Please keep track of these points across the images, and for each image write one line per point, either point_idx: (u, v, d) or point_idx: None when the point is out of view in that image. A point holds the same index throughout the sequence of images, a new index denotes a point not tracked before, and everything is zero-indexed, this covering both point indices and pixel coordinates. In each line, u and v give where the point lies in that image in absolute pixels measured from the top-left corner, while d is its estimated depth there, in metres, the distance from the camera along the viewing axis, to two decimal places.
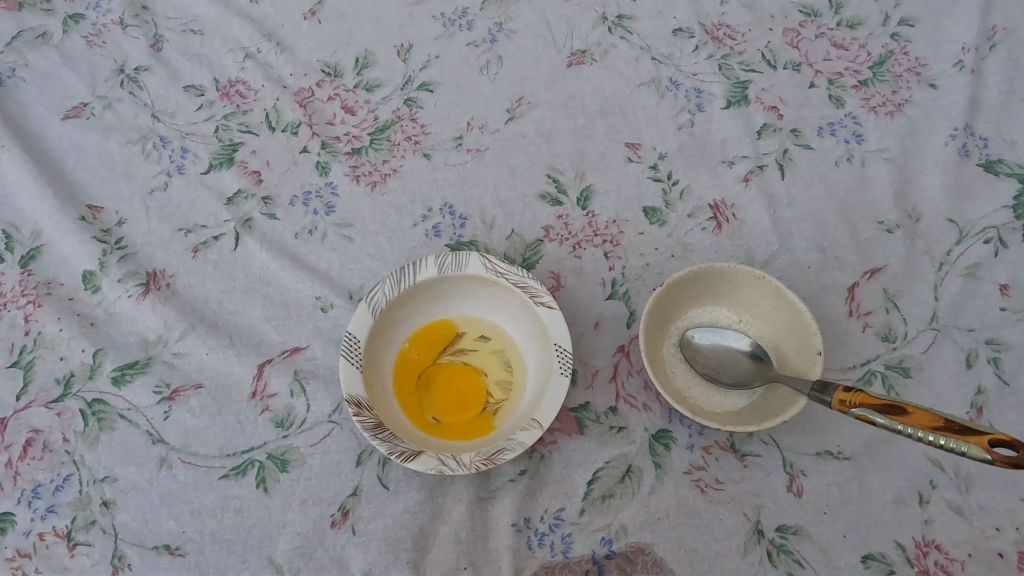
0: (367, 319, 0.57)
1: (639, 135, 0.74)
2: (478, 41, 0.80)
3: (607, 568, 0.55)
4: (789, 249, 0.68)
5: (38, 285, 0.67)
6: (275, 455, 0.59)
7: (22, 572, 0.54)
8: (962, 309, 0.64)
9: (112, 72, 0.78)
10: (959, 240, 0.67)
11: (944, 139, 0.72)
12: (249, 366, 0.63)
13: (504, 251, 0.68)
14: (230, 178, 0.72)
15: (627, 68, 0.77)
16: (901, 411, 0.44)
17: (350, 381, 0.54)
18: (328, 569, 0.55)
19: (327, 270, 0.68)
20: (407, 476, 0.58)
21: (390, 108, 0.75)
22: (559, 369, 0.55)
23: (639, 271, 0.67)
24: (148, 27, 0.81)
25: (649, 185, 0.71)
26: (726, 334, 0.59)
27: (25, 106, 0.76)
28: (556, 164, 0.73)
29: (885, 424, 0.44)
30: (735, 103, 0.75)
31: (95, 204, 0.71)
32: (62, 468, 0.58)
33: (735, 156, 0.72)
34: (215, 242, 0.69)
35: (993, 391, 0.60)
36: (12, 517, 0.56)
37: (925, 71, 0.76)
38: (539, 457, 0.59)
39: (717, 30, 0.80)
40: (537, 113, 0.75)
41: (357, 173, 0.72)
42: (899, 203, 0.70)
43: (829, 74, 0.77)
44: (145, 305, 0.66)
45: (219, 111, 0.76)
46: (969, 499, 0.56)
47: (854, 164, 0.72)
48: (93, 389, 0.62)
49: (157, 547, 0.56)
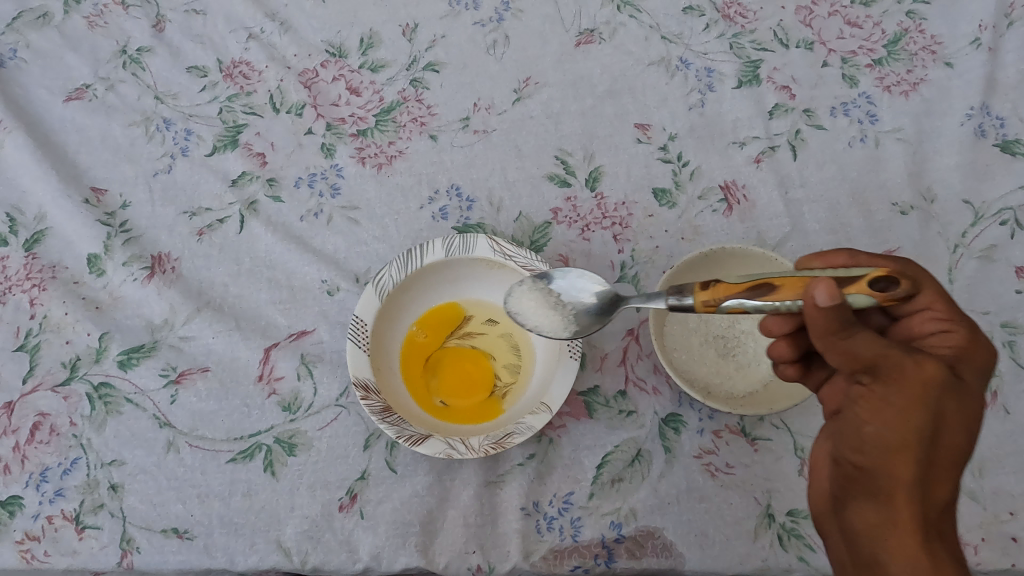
0: (373, 303, 0.56)
1: (648, 116, 0.72)
2: (484, 21, 0.78)
3: (616, 553, 0.55)
4: (801, 231, 0.67)
5: (43, 269, 0.66)
6: (282, 439, 0.59)
7: (31, 555, 0.55)
8: (976, 292, 0.63)
9: (114, 54, 0.77)
10: (974, 222, 0.66)
11: (960, 119, 0.71)
12: (256, 350, 0.63)
13: (512, 233, 0.67)
14: (234, 161, 0.71)
15: (636, 47, 0.76)
16: (770, 288, 0.42)
17: (358, 364, 0.54)
18: (337, 552, 0.55)
19: (334, 253, 0.67)
20: (414, 460, 0.58)
21: (395, 88, 0.74)
22: (569, 353, 0.54)
23: (649, 254, 0.66)
24: (150, 7, 0.79)
25: (659, 167, 0.70)
26: (574, 287, 0.52)
27: (27, 88, 0.75)
28: (564, 145, 0.71)
29: (759, 307, 0.42)
30: (747, 83, 0.73)
31: (99, 187, 0.71)
32: (69, 452, 0.58)
33: (746, 137, 0.71)
34: (219, 226, 0.68)
35: (1008, 374, 0.61)
36: (21, 501, 0.56)
37: (941, 49, 0.74)
38: (547, 441, 0.59)
39: (728, 7, 0.77)
40: (545, 93, 0.74)
41: (363, 155, 0.71)
42: (914, 184, 0.69)
43: (842, 53, 0.75)
44: (151, 289, 0.65)
45: (222, 93, 0.74)
46: (982, 484, 0.57)
47: (868, 145, 0.71)
48: (100, 373, 0.62)
49: (165, 530, 0.56)
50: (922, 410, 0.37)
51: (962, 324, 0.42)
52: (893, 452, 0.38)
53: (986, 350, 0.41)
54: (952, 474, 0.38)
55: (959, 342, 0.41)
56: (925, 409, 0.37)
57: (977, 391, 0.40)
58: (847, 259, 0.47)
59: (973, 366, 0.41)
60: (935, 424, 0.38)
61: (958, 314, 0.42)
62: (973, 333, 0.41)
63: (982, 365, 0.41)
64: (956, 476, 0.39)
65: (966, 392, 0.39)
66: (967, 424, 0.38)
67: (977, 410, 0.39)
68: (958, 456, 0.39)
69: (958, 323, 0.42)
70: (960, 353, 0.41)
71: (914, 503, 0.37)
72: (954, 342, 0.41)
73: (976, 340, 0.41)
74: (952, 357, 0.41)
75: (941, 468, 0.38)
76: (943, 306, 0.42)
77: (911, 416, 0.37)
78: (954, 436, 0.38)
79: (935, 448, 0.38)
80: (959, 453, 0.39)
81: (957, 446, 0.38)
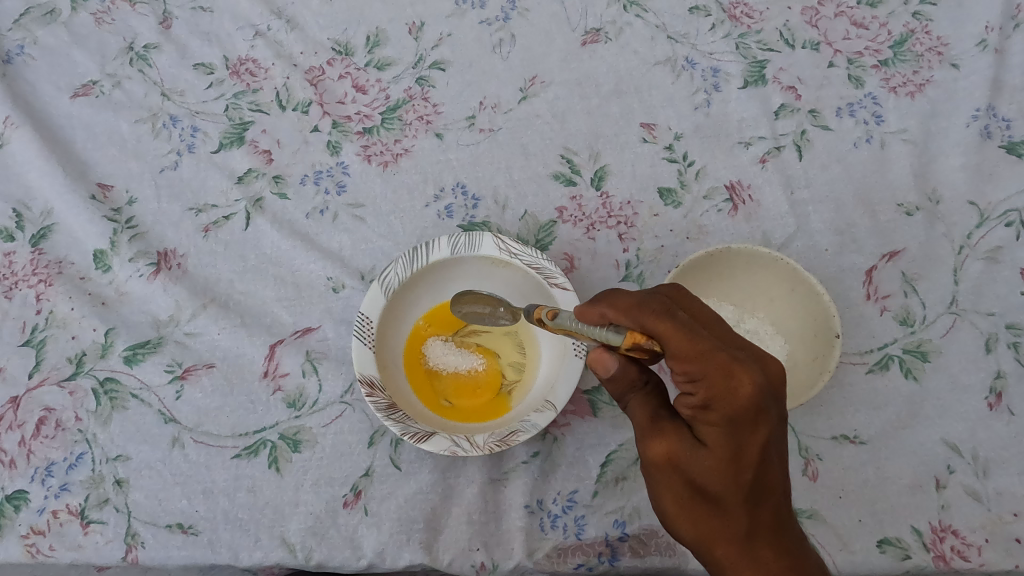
0: (380, 300, 0.56)
1: (654, 116, 0.72)
2: (490, 19, 0.77)
3: (620, 551, 0.55)
4: (806, 232, 0.67)
5: (49, 264, 0.66)
6: (287, 435, 0.59)
7: (37, 549, 0.55)
8: (981, 293, 0.63)
9: (121, 50, 0.76)
10: (980, 223, 0.66)
11: (966, 121, 0.71)
12: (261, 346, 0.63)
13: (517, 232, 0.68)
14: (240, 158, 0.71)
15: (642, 46, 0.75)
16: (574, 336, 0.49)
17: (363, 361, 0.54)
18: (341, 548, 0.55)
19: (339, 250, 0.67)
20: (419, 457, 0.58)
21: (401, 87, 0.74)
22: (574, 351, 0.55)
23: (653, 254, 0.67)
24: (156, 4, 0.78)
25: (664, 167, 0.70)
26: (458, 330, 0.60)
27: (34, 84, 0.75)
28: (570, 144, 0.71)
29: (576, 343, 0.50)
30: (753, 83, 0.73)
31: (105, 183, 0.71)
32: (75, 447, 0.59)
33: (752, 137, 0.71)
34: (225, 222, 0.68)
35: (1013, 375, 0.61)
36: (26, 495, 0.57)
37: (947, 51, 0.74)
38: (551, 439, 0.58)
39: (735, 7, 0.77)
40: (551, 92, 0.74)
41: (369, 153, 0.71)
42: (919, 185, 0.69)
43: (848, 54, 0.74)
44: (156, 285, 0.66)
45: (228, 90, 0.74)
46: (986, 485, 0.57)
47: (874, 146, 0.70)
48: (105, 368, 0.62)
49: (170, 525, 0.56)
50: (674, 478, 0.42)
51: (698, 374, 0.40)
52: (672, 522, 0.43)
53: (723, 389, 0.40)
54: (744, 511, 0.40)
55: (699, 393, 0.41)
56: (675, 475, 0.42)
57: (723, 431, 0.40)
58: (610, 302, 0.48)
59: (720, 410, 0.40)
60: (690, 487, 0.41)
61: (692, 365, 0.41)
62: (707, 380, 0.40)
63: (728, 403, 0.40)
64: (751, 509, 0.40)
65: (702, 446, 0.41)
66: (724, 467, 0.40)
67: (720, 456, 0.40)
68: (735, 495, 0.40)
69: (695, 376, 0.41)
70: (704, 404, 0.41)
71: (714, 552, 0.40)
72: (694, 391, 0.41)
73: (710, 387, 0.40)
74: (697, 413, 0.42)
75: (730, 509, 0.40)
76: (680, 365, 0.41)
77: (670, 485, 0.42)
78: (719, 483, 0.40)
79: (707, 500, 0.41)
80: (737, 490, 0.40)
81: (728, 488, 0.40)
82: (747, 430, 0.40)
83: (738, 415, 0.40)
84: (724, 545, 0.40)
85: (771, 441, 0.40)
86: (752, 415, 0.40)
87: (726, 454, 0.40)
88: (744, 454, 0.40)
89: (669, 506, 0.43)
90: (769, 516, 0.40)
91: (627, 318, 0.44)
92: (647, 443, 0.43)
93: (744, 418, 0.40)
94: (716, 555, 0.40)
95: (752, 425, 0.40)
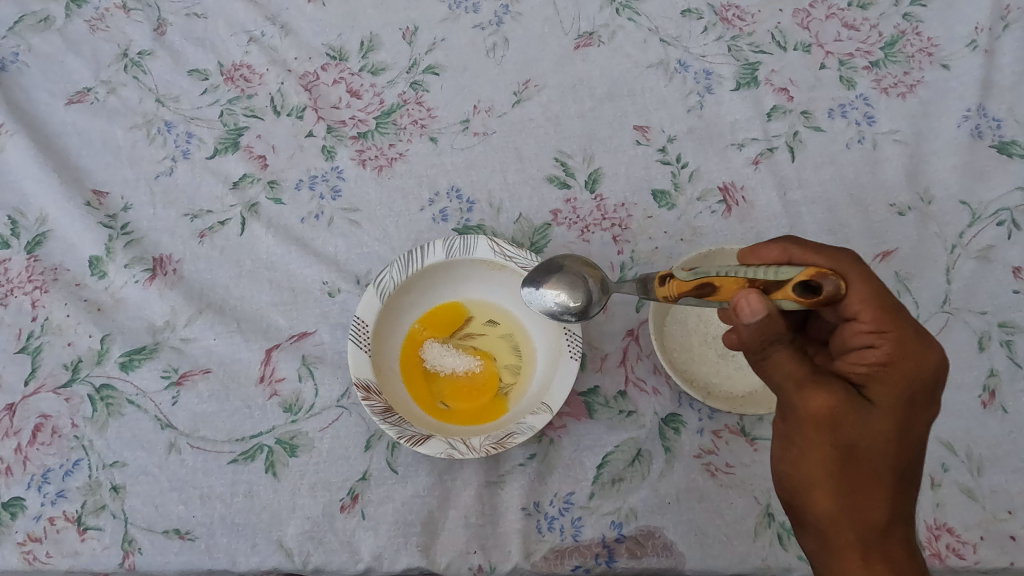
0: (375, 303, 0.56)
1: (647, 118, 0.73)
2: (484, 24, 0.77)
3: (617, 552, 0.55)
4: (799, 232, 0.68)
5: (44, 271, 0.66)
6: (283, 440, 0.59)
7: (33, 556, 0.55)
8: (974, 292, 0.64)
9: (116, 57, 0.76)
10: (972, 222, 0.67)
11: (957, 121, 0.71)
12: (257, 351, 0.63)
13: (512, 235, 0.68)
14: (235, 163, 0.71)
15: (634, 50, 0.76)
16: (711, 288, 0.46)
17: (359, 365, 0.54)
18: (338, 552, 0.55)
19: (334, 255, 0.67)
20: (416, 461, 0.58)
21: (396, 91, 0.74)
22: (569, 353, 0.55)
23: (648, 255, 0.67)
24: (151, 10, 0.78)
25: (658, 169, 0.70)
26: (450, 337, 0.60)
27: (29, 91, 0.75)
28: (564, 147, 0.72)
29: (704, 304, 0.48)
30: (745, 85, 0.74)
31: (100, 189, 0.71)
32: (71, 454, 0.59)
33: (745, 139, 0.71)
34: (221, 228, 0.68)
35: (1006, 373, 0.61)
36: (23, 502, 0.57)
37: (938, 51, 0.74)
38: (548, 441, 0.59)
39: (727, 10, 0.77)
40: (545, 95, 0.74)
41: (363, 158, 0.71)
42: (911, 185, 0.69)
43: (839, 55, 0.75)
44: (152, 291, 0.66)
45: (223, 95, 0.74)
46: (981, 482, 0.58)
47: (866, 146, 0.71)
48: (101, 374, 0.62)
49: (167, 531, 0.56)
50: (830, 439, 0.41)
51: (889, 329, 0.43)
52: (809, 488, 0.43)
53: (912, 352, 0.42)
54: (891, 489, 0.42)
55: (884, 348, 0.43)
56: (830, 437, 0.42)
57: (899, 400, 0.42)
58: (781, 255, 0.50)
59: (903, 372, 0.42)
60: (843, 454, 0.42)
61: (885, 323, 0.43)
62: (899, 337, 0.42)
63: (912, 368, 0.42)
64: (896, 490, 0.42)
65: (870, 409, 0.42)
66: (889, 437, 0.41)
67: (888, 425, 0.41)
68: (891, 471, 0.42)
69: (885, 331, 0.43)
70: (885, 362, 0.42)
71: (849, 528, 0.41)
72: (877, 347, 0.43)
73: (900, 346, 0.42)
74: (874, 372, 0.43)
75: (882, 484, 0.42)
76: (870, 316, 0.43)
77: (819, 446, 0.42)
78: (879, 454, 0.41)
79: (859, 470, 0.42)
80: (892, 466, 0.42)
81: (885, 462, 0.41)
82: (916, 404, 0.42)
83: (916, 385, 0.42)
84: (860, 521, 0.41)
85: (924, 427, 0.43)
86: (923, 387, 0.42)
87: (898, 420, 0.42)
88: (908, 431, 0.42)
89: (815, 469, 0.42)
90: (907, 501, 0.42)
91: (819, 258, 0.47)
92: (807, 396, 0.42)
93: (919, 390, 0.42)
94: (849, 531, 0.41)
95: (925, 400, 0.43)
